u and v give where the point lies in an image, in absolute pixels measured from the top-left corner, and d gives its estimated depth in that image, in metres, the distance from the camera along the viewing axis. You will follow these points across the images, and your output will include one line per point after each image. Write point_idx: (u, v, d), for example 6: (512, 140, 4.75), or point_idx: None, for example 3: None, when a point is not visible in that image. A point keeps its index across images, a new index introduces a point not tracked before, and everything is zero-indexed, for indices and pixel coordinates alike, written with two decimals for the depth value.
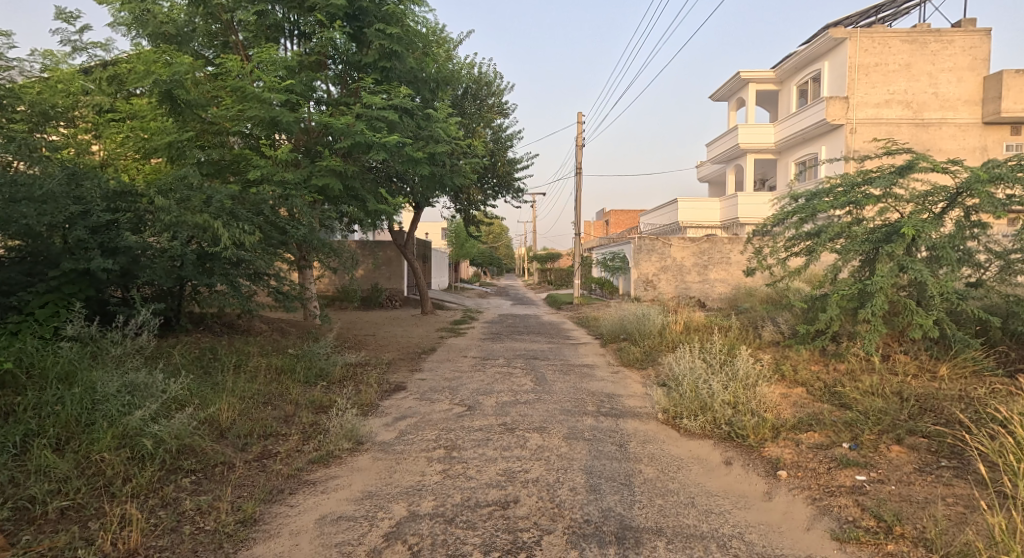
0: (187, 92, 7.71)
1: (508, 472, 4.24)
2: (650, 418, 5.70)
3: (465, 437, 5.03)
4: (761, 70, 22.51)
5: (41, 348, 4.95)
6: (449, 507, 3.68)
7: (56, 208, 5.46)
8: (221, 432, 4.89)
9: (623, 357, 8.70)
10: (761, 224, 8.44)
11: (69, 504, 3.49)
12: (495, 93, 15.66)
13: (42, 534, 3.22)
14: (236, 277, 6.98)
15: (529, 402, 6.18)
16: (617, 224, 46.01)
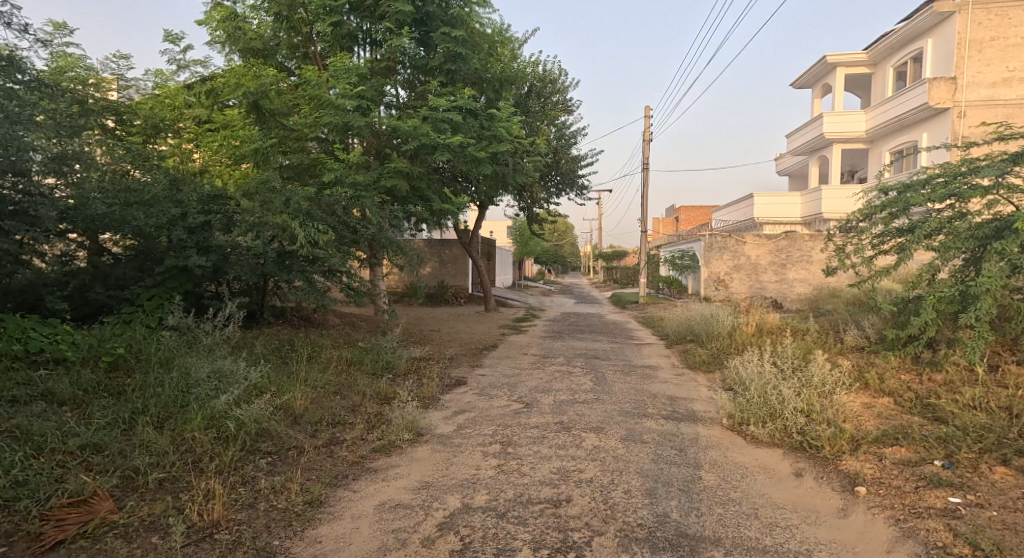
0: (270, 103, 8.44)
1: (561, 471, 4.39)
2: (715, 424, 5.67)
3: (521, 434, 5.21)
4: (850, 55, 21.53)
5: (148, 336, 5.58)
6: (502, 502, 3.88)
7: (160, 210, 6.18)
8: (295, 418, 5.29)
9: (689, 359, 8.62)
10: (845, 219, 8.15)
11: (165, 476, 3.92)
12: (560, 91, 15.70)
13: (143, 501, 3.66)
14: (312, 274, 7.49)
15: (588, 402, 6.28)
16: (688, 221, 44.89)
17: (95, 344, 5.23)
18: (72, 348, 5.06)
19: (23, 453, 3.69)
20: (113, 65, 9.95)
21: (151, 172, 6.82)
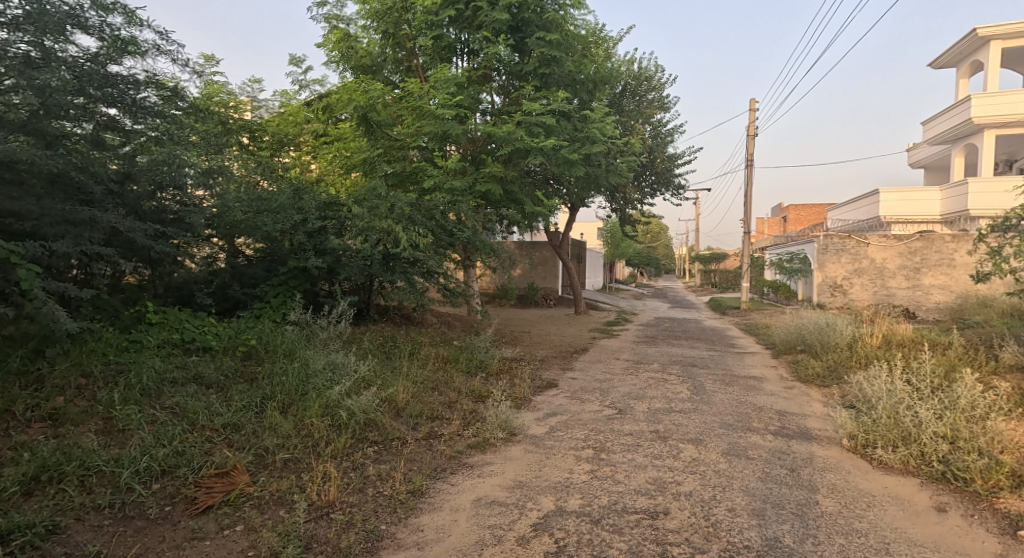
0: (377, 115, 9.09)
1: (658, 482, 4.32)
2: (833, 444, 5.27)
3: (614, 441, 5.20)
4: (1007, 26, 19.22)
5: (274, 330, 6.25)
6: (596, 508, 3.91)
7: (285, 217, 6.94)
8: (398, 410, 5.65)
9: (800, 372, 8.12)
10: (1003, 217, 7.31)
11: (290, 457, 4.36)
12: (656, 87, 15.43)
13: (272, 476, 4.10)
14: (413, 275, 7.95)
15: (685, 411, 6.15)
16: (798, 221, 42.07)
17: (231, 336, 5.92)
18: (213, 338, 5.76)
19: (180, 427, 4.28)
20: (247, 89, 11.11)
21: (276, 183, 7.61)
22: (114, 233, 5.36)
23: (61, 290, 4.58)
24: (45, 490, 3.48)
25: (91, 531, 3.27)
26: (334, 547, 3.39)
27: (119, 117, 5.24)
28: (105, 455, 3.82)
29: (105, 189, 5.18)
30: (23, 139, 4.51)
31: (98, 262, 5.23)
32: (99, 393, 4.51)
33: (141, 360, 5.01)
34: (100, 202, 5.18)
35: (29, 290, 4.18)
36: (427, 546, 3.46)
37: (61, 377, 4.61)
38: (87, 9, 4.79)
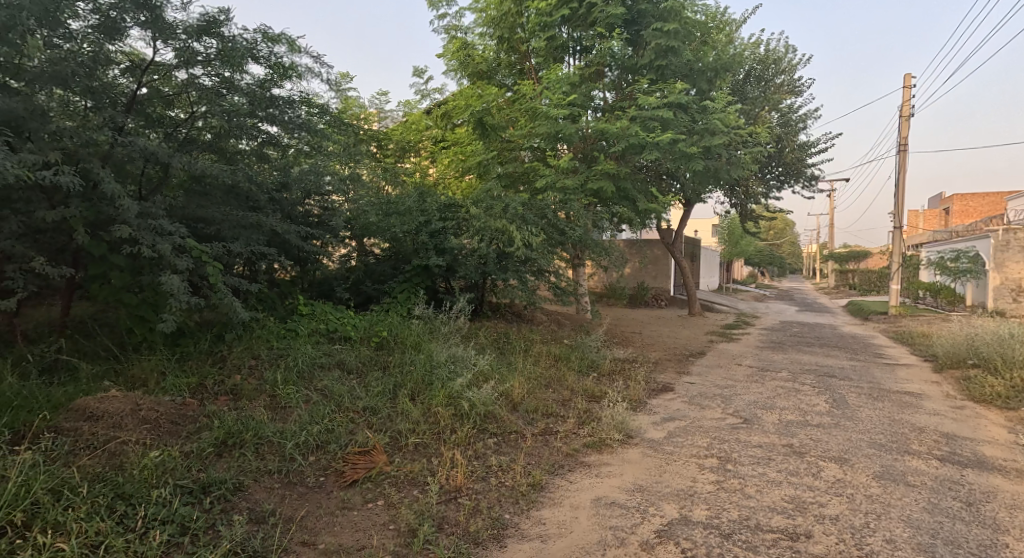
0: (493, 118, 9.33)
1: (796, 500, 3.98)
2: (1021, 477, 4.49)
3: (741, 452, 4.89)
4: None
5: (401, 323, 6.68)
6: (725, 521, 3.69)
7: (410, 218, 7.35)
8: (514, 404, 5.76)
9: (972, 391, 7.06)
10: None
11: (420, 442, 4.59)
12: (786, 71, 14.42)
13: (406, 458, 4.34)
14: (525, 273, 8.11)
15: (823, 426, 5.63)
16: (964, 214, 37.03)
17: (366, 327, 6.40)
18: (352, 329, 6.27)
19: (329, 408, 4.70)
20: (374, 101, 11.91)
21: (399, 187, 8.08)
22: (276, 235, 5.96)
23: (237, 284, 5.35)
24: (231, 452, 3.97)
25: (265, 491, 3.66)
26: (463, 530, 3.53)
27: (279, 133, 5.81)
28: (273, 427, 4.28)
29: (263, 195, 5.80)
30: (210, 156, 5.45)
31: (263, 260, 5.86)
32: (266, 374, 5.09)
33: (297, 347, 5.58)
34: (257, 205, 5.84)
35: (214, 284, 4.99)
36: (549, 540, 3.48)
37: (238, 357, 5.33)
38: (258, 42, 5.40)
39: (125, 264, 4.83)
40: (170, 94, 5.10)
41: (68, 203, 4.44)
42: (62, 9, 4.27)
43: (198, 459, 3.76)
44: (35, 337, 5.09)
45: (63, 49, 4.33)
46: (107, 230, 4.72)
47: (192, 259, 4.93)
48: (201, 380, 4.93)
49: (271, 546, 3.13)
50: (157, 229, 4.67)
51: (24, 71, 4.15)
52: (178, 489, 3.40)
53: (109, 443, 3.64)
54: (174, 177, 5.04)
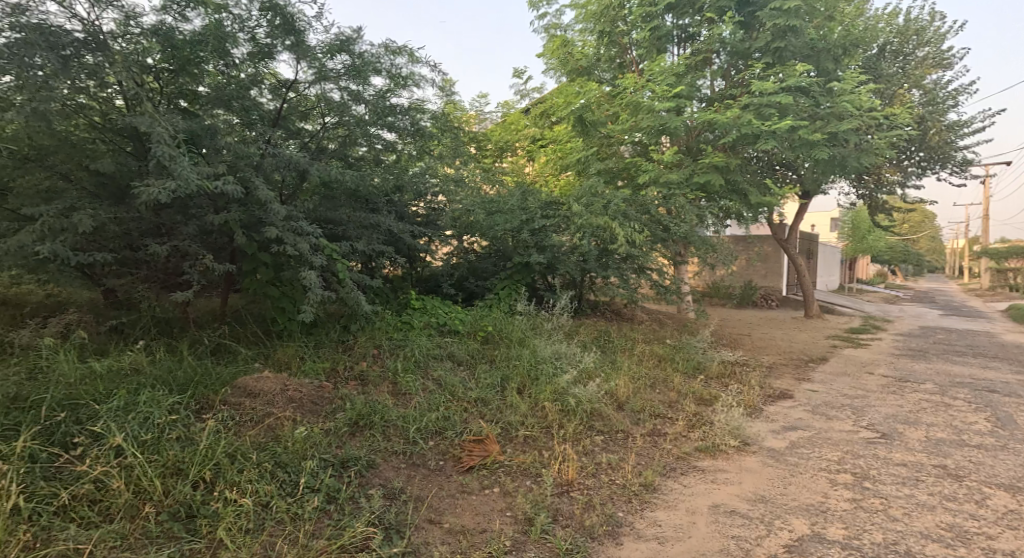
0: (592, 114, 9.08)
1: (954, 529, 3.53)
2: None
3: (881, 470, 4.42)
4: None
5: (505, 319, 6.80)
6: (867, 543, 3.36)
7: (511, 215, 7.41)
8: (619, 403, 5.66)
9: None
10: None
11: (529, 435, 4.70)
12: (931, 42, 13.00)
13: (518, 450, 4.51)
14: (626, 271, 7.94)
15: (983, 448, 4.96)
16: None
17: (473, 322, 6.59)
18: (460, 323, 6.50)
19: (443, 397, 5.03)
20: (475, 103, 12.14)
21: (496, 186, 8.07)
22: (394, 234, 6.34)
23: (360, 280, 5.69)
24: (363, 433, 4.34)
25: (393, 470, 3.99)
26: (578, 523, 3.59)
27: (394, 140, 6.19)
28: (397, 411, 4.64)
29: (381, 196, 6.20)
30: (337, 161, 5.89)
31: (383, 258, 6.24)
32: (387, 361, 5.48)
33: (413, 339, 5.91)
34: (375, 206, 6.27)
35: (342, 280, 5.40)
36: (667, 542, 3.40)
37: (363, 346, 5.69)
38: (381, 55, 5.79)
39: (270, 261, 5.32)
40: (305, 107, 5.57)
41: (229, 208, 4.99)
42: (227, 40, 4.95)
43: (336, 437, 4.16)
44: (200, 324, 5.79)
45: (227, 76, 5.12)
46: (258, 231, 5.24)
47: (325, 257, 5.35)
48: (334, 365, 5.34)
49: (405, 522, 3.47)
50: (298, 230, 5.14)
51: (197, 96, 5.10)
52: (324, 463, 3.82)
53: (267, 419, 4.15)
54: (307, 183, 5.42)
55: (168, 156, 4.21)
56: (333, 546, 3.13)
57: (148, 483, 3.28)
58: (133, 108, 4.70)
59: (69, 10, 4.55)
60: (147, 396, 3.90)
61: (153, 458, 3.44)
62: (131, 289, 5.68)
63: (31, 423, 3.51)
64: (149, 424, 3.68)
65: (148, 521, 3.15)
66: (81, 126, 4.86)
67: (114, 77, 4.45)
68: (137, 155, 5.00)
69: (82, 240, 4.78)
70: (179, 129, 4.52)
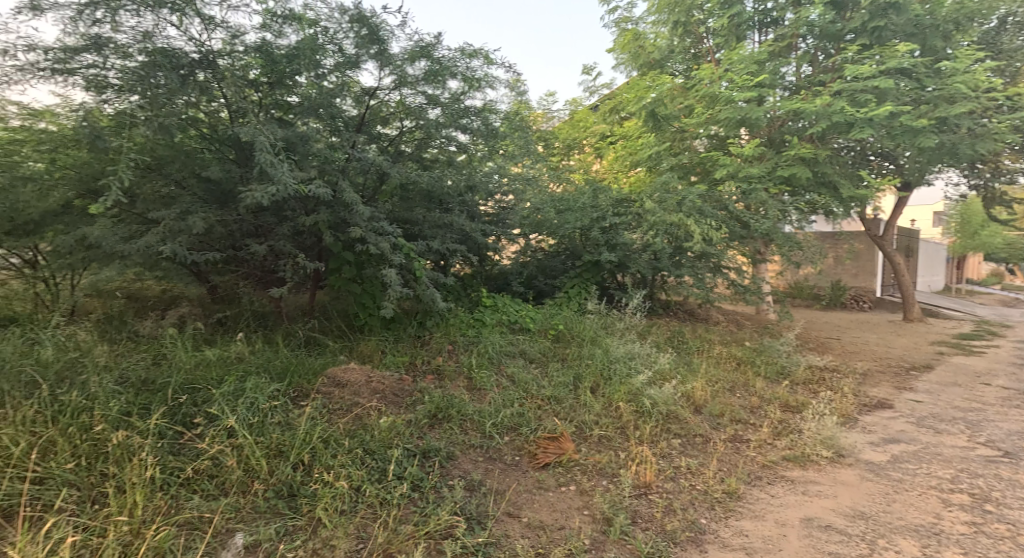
0: (665, 108, 8.60)
1: None
2: None
3: (1005, 491, 3.96)
4: None
5: (575, 318, 6.68)
6: None
7: (581, 214, 7.26)
8: (696, 406, 5.43)
9: None
10: None
11: (603, 434, 4.67)
12: None
13: (592, 449, 4.51)
14: (701, 269, 7.57)
15: None
16: None
17: (543, 319, 6.51)
18: (531, 320, 6.43)
19: (518, 393, 5.05)
20: (543, 102, 11.95)
21: (562, 183, 7.88)
22: (466, 234, 6.30)
23: (436, 278, 5.74)
24: (441, 425, 4.53)
25: (471, 463, 4.17)
26: (659, 528, 3.59)
27: (468, 141, 6.10)
28: (473, 406, 4.80)
29: (454, 196, 6.14)
30: (413, 163, 5.93)
31: (456, 256, 6.25)
32: (462, 357, 5.54)
33: (487, 335, 5.92)
34: (447, 206, 6.25)
35: (420, 277, 5.47)
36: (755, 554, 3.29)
37: (438, 342, 5.75)
38: (457, 59, 5.71)
39: (353, 259, 5.47)
40: (386, 113, 5.65)
41: (319, 209, 5.17)
42: (320, 52, 5.17)
43: (417, 428, 4.38)
44: (291, 316, 6.06)
45: (319, 87, 5.26)
46: (344, 231, 5.40)
47: (404, 255, 5.43)
48: (412, 358, 5.46)
49: (486, 513, 3.62)
50: (380, 230, 5.28)
51: (290, 106, 5.32)
52: (408, 451, 4.07)
53: (354, 408, 4.43)
54: (386, 184, 5.53)
55: (270, 162, 4.50)
56: (421, 532, 3.35)
57: (256, 462, 3.64)
58: (238, 119, 5.11)
59: (187, 34, 4.96)
60: (252, 382, 4.29)
61: (259, 440, 3.81)
62: (231, 285, 5.99)
63: (159, 403, 3.97)
64: (255, 408, 4.05)
65: (257, 497, 3.50)
66: (194, 137, 5.22)
67: (223, 93, 4.95)
68: (240, 162, 5.29)
69: (195, 241, 5.10)
70: (278, 138, 4.77)
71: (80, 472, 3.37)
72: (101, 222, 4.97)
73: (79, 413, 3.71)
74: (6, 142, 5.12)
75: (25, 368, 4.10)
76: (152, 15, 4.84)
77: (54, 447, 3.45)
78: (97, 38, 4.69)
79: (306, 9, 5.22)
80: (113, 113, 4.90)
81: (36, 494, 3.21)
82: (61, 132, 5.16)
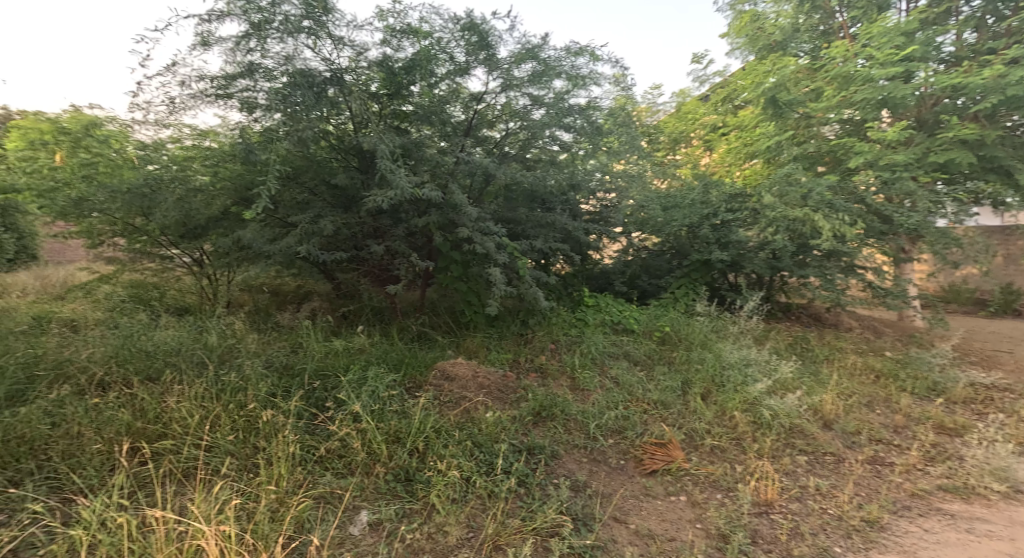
0: (788, 93, 7.57)
1: None
2: None
3: None
4: None
5: (683, 320, 6.33)
6: None
7: (691, 212, 6.85)
8: (826, 422, 4.91)
9: None
10: None
11: (716, 444, 4.40)
12: None
13: (704, 459, 4.26)
14: (831, 269, 6.83)
15: None
16: None
17: (648, 321, 6.25)
18: (635, 322, 6.20)
19: (622, 396, 4.90)
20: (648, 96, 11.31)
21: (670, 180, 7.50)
22: (568, 233, 6.22)
23: (539, 277, 5.70)
24: (546, 423, 4.52)
25: (575, 463, 4.13)
26: (784, 551, 3.40)
27: (571, 141, 5.98)
28: (577, 406, 4.73)
29: (556, 195, 6.09)
30: (517, 164, 5.91)
31: (557, 255, 6.20)
32: (565, 356, 5.48)
33: (589, 335, 5.80)
34: (550, 206, 6.20)
35: (523, 276, 5.48)
36: None
37: (540, 340, 5.72)
38: (563, 58, 5.64)
39: (460, 259, 5.60)
40: (492, 116, 5.70)
41: (430, 211, 5.37)
42: (433, 62, 5.34)
43: (522, 424, 4.41)
44: (405, 312, 6.30)
45: (431, 95, 5.49)
46: (452, 232, 5.54)
47: (508, 254, 5.46)
48: (516, 356, 5.49)
49: (592, 515, 3.61)
50: (485, 230, 5.36)
51: (406, 115, 5.54)
52: (514, 447, 4.13)
53: (462, 402, 4.55)
54: (492, 184, 5.61)
55: (388, 168, 4.80)
56: (528, 528, 3.43)
57: (377, 446, 3.92)
58: (361, 130, 5.45)
59: (320, 55, 5.46)
60: (373, 373, 4.61)
61: (380, 425, 4.09)
62: (354, 282, 6.25)
63: (297, 387, 4.49)
64: (376, 396, 4.36)
65: (379, 479, 3.78)
66: (325, 147, 5.56)
67: (349, 106, 5.28)
68: (363, 169, 5.61)
69: (325, 242, 5.50)
70: (395, 145, 5.05)
71: (238, 443, 3.88)
72: (251, 227, 5.50)
73: (236, 392, 4.30)
74: (180, 161, 5.72)
75: (196, 351, 4.78)
76: (292, 40, 5.38)
77: (218, 420, 4.00)
78: (250, 64, 5.24)
79: (423, 23, 5.48)
80: (261, 129, 5.47)
81: (206, 459, 3.76)
82: (220, 149, 5.67)
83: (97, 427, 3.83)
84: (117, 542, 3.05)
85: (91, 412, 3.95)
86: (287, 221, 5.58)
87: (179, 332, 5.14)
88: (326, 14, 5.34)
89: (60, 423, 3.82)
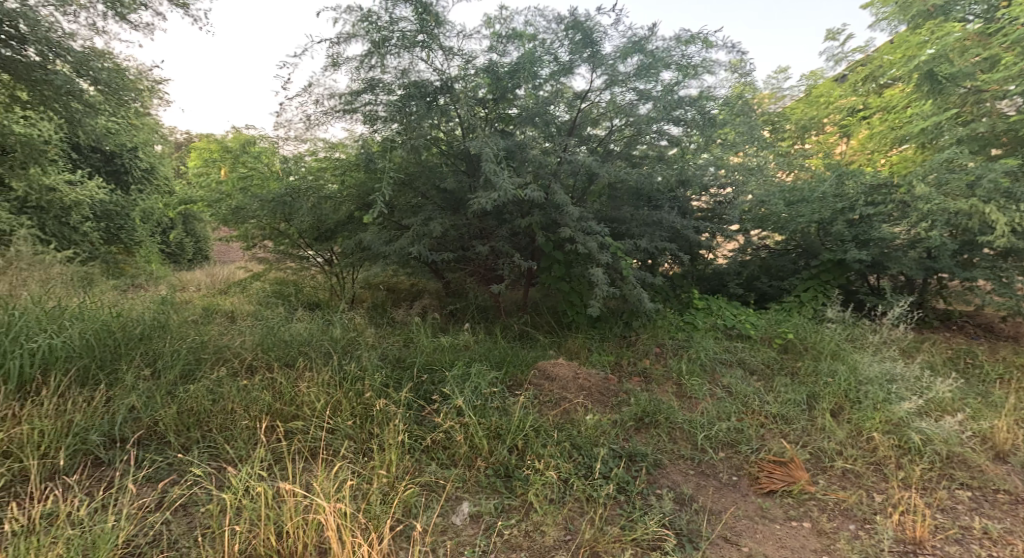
0: (950, 64, 6.48)
1: None
2: None
3: None
4: None
5: (810, 325, 5.73)
6: None
7: (822, 207, 6.02)
8: (999, 452, 4.13)
9: None
10: None
11: (850, 468, 3.90)
12: None
13: (833, 484, 3.80)
14: (1007, 270, 5.74)
15: None
16: None
17: (767, 326, 5.75)
18: (752, 327, 5.73)
19: (736, 406, 4.53)
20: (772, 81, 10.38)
21: (795, 173, 6.90)
22: (676, 232, 5.92)
23: (644, 277, 5.49)
24: (649, 429, 4.33)
25: (680, 475, 3.90)
26: None
27: (681, 135, 5.68)
28: (684, 414, 4.47)
29: (664, 192, 5.86)
30: (622, 161, 5.76)
31: (665, 255, 5.93)
32: (671, 361, 5.21)
33: (699, 339, 5.47)
34: (658, 203, 5.95)
35: (627, 276, 5.32)
36: None
37: (645, 343, 5.52)
38: (672, 48, 5.39)
39: (562, 259, 5.58)
40: (597, 113, 5.60)
41: (533, 212, 5.42)
42: (537, 64, 5.36)
43: (622, 429, 4.26)
44: (509, 311, 6.44)
45: (537, 97, 5.51)
46: (554, 232, 5.53)
47: (611, 254, 5.34)
48: (618, 358, 5.35)
49: (698, 532, 3.41)
50: (588, 229, 5.28)
51: (511, 118, 5.64)
52: (614, 452, 4.00)
53: (562, 402, 4.52)
54: (596, 181, 5.52)
55: (493, 170, 4.89)
56: (627, 538, 3.34)
57: (479, 441, 4.01)
58: (470, 134, 5.60)
59: (433, 66, 5.75)
60: (476, 369, 4.75)
61: (482, 420, 4.18)
62: (462, 281, 6.52)
63: (408, 379, 4.76)
64: (478, 393, 4.48)
65: (480, 473, 3.87)
66: (436, 153, 5.86)
67: (458, 113, 5.50)
68: (471, 171, 5.84)
69: (434, 243, 5.78)
70: (500, 147, 5.14)
71: (356, 428, 4.21)
72: (372, 229, 5.94)
73: (356, 381, 4.68)
74: (315, 170, 6.38)
75: (323, 342, 5.29)
76: (408, 53, 5.72)
77: (340, 405, 4.37)
78: (371, 80, 5.60)
79: (528, 26, 5.53)
80: (381, 139, 5.80)
81: (329, 441, 4.13)
82: (348, 159, 6.22)
83: (245, 405, 4.35)
84: (257, 507, 3.45)
85: (241, 391, 4.46)
86: (401, 223, 5.99)
87: (311, 325, 5.70)
88: (438, 27, 5.61)
89: (219, 400, 4.37)
